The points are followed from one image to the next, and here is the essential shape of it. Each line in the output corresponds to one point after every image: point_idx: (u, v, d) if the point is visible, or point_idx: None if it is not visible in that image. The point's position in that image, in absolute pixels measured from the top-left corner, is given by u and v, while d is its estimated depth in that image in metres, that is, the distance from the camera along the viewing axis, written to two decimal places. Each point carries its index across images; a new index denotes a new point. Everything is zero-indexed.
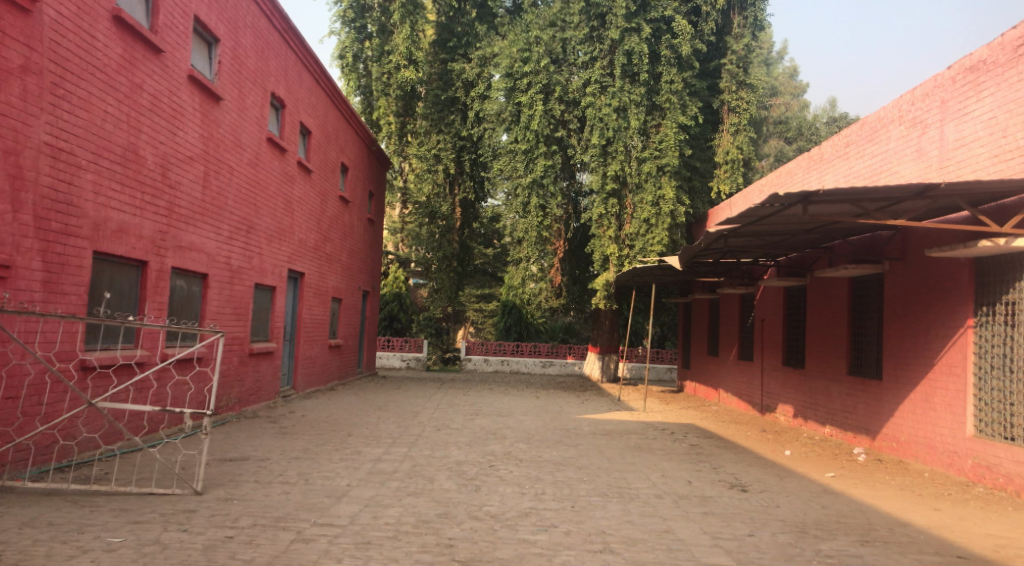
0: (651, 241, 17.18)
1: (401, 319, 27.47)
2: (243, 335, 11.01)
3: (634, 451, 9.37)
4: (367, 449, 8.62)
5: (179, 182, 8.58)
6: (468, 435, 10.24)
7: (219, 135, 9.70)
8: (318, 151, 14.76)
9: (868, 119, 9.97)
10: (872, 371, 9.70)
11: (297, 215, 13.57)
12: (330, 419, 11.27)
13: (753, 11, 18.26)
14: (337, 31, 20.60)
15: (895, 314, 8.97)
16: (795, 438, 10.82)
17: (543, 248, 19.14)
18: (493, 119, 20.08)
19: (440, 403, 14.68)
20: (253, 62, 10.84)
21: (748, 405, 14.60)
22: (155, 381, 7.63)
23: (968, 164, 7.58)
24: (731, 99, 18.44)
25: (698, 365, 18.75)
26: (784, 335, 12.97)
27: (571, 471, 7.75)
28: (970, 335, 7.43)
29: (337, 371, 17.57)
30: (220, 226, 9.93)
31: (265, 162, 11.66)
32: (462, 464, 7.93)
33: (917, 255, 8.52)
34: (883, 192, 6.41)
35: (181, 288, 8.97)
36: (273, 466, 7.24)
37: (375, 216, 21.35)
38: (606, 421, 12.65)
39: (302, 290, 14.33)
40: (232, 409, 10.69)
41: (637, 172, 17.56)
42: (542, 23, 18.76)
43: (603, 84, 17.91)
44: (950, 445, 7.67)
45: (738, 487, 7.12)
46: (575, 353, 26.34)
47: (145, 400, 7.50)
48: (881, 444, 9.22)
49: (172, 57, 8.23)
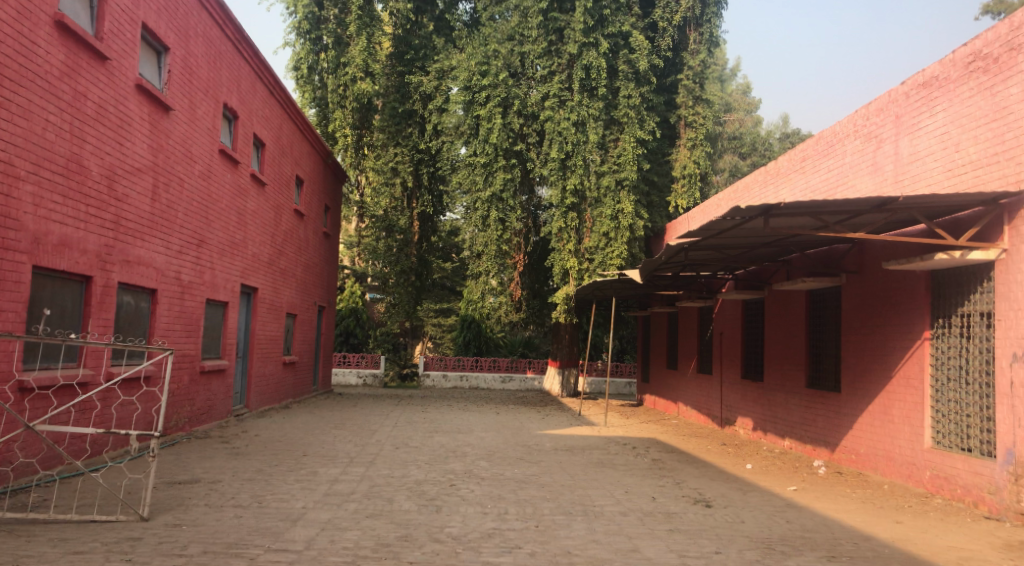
0: (611, 254, 17.26)
1: (358, 335, 27.04)
2: (194, 353, 10.61)
3: (596, 467, 9.29)
4: (323, 470, 8.34)
5: (126, 195, 8.24)
6: (428, 453, 10.03)
7: (169, 146, 9.38)
8: (272, 163, 14.43)
9: (824, 134, 10.19)
10: (830, 384, 9.83)
11: (250, 229, 13.21)
12: (284, 438, 10.92)
13: (708, 28, 18.65)
14: (292, 43, 20.40)
15: (853, 327, 9.10)
16: (755, 451, 10.89)
17: (503, 262, 19.06)
18: (451, 132, 20.02)
19: (399, 421, 14.40)
20: (205, 72, 10.54)
21: (707, 418, 14.69)
22: (100, 402, 7.25)
23: (922, 178, 7.75)
24: (688, 114, 18.75)
25: (658, 379, 18.84)
26: (742, 348, 13.10)
27: (534, 489, 7.61)
28: (926, 347, 7.57)
29: (292, 389, 17.13)
30: (170, 239, 9.58)
31: (217, 175, 11.33)
32: (422, 484, 7.73)
33: (872, 268, 8.68)
34: (843, 205, 6.49)
35: (128, 304, 8.59)
36: (224, 488, 6.93)
37: (331, 230, 20.99)
38: (567, 437, 12.56)
39: (255, 305, 13.93)
40: (182, 430, 10.28)
41: (596, 186, 17.68)
42: (500, 37, 18.75)
43: (561, 98, 18.04)
44: (909, 456, 7.78)
45: (701, 502, 7.08)
46: (534, 367, 26.27)
47: (87, 421, 7.10)
48: (840, 457, 9.33)
49: (119, 65, 7.92)
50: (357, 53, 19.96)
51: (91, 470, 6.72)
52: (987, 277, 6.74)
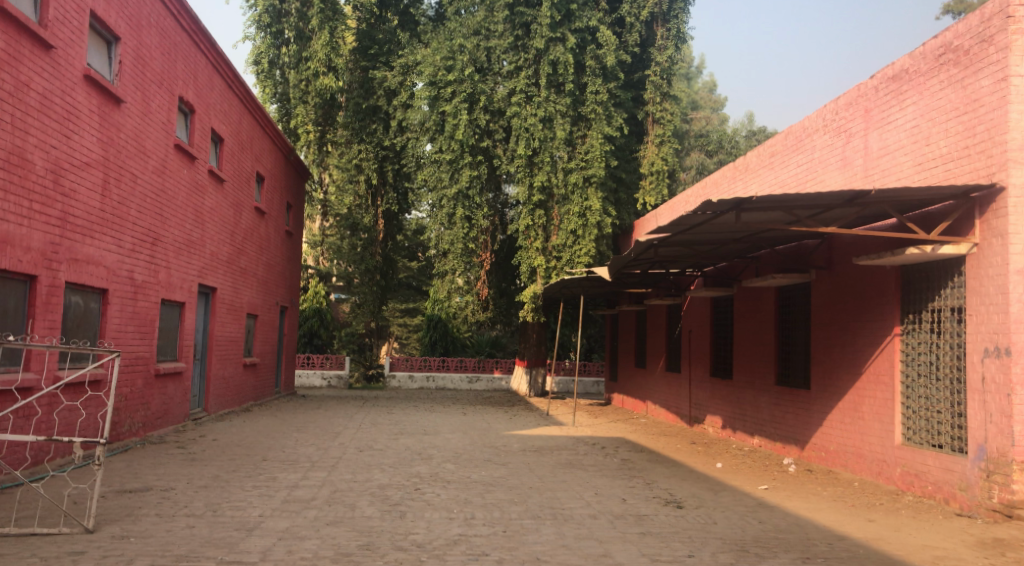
0: (579, 252, 17.15)
1: (322, 336, 26.54)
2: (149, 355, 10.19)
3: (566, 468, 9.12)
4: (283, 475, 8.02)
5: (74, 190, 7.82)
6: (392, 456, 9.76)
7: (121, 140, 8.96)
8: (231, 158, 13.99)
9: (793, 129, 10.20)
10: (800, 381, 9.82)
11: (207, 227, 12.77)
12: (244, 443, 10.55)
13: (676, 24, 18.64)
14: (252, 36, 19.88)
15: (823, 324, 9.10)
16: (724, 449, 10.84)
17: (469, 260, 18.82)
18: (416, 128, 19.72)
19: (363, 423, 14.08)
20: (159, 64, 10.12)
21: (676, 417, 14.66)
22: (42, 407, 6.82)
23: (892, 173, 7.77)
24: (655, 111, 18.75)
25: (625, 378, 18.80)
26: (711, 346, 13.07)
27: (502, 492, 7.41)
28: (896, 343, 7.56)
29: (253, 391, 16.68)
30: (122, 237, 9.15)
31: (173, 170, 10.90)
32: (386, 488, 7.46)
33: (842, 264, 8.68)
34: (817, 198, 6.41)
35: (77, 305, 8.16)
36: (177, 496, 6.58)
37: (293, 228, 20.47)
38: (535, 437, 12.38)
39: (214, 305, 13.49)
40: (135, 435, 9.85)
41: (564, 183, 17.56)
42: (465, 31, 18.41)
43: (528, 94, 17.89)
44: (879, 453, 7.77)
45: (672, 503, 6.94)
46: (501, 367, 26.11)
47: (28, 428, 6.67)
48: (810, 454, 9.31)
49: (65, 55, 7.50)
50: (320, 47, 19.41)
51: (31, 480, 6.30)
52: (958, 271, 6.73)
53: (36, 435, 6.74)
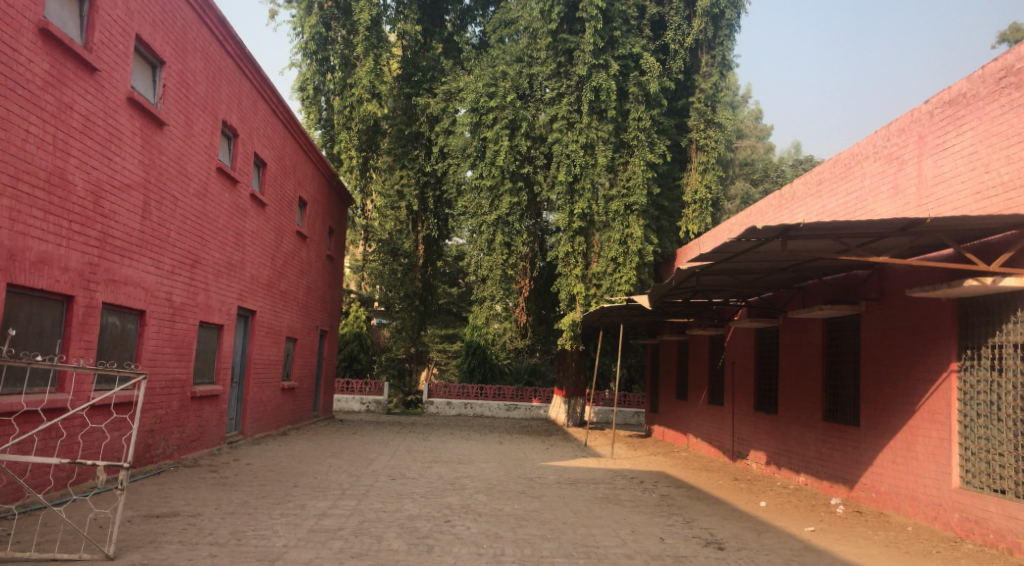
0: (619, 280, 16.94)
1: (362, 361, 26.62)
2: (186, 377, 10.24)
3: (601, 503, 8.79)
4: (312, 503, 7.89)
5: (114, 211, 7.93)
6: (425, 485, 9.56)
7: (162, 163, 9.09)
8: (274, 183, 14.18)
9: (842, 156, 9.85)
10: (848, 417, 9.33)
11: (248, 250, 12.90)
12: (276, 467, 10.48)
13: (721, 51, 18.43)
14: (299, 63, 20.29)
15: (874, 358, 8.65)
16: (769, 487, 10.34)
17: (508, 287, 18.68)
18: (458, 154, 19.83)
19: (398, 450, 13.91)
20: (202, 88, 10.30)
21: (718, 451, 14.15)
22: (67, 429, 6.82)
23: (948, 201, 7.38)
24: (699, 138, 18.44)
25: (667, 410, 18.31)
26: (755, 379, 12.62)
27: (534, 527, 7.12)
28: (953, 380, 7.10)
29: (291, 415, 16.72)
30: (161, 259, 9.26)
31: (215, 193, 11.05)
32: (415, 519, 7.26)
33: (894, 295, 8.25)
34: (866, 226, 6.09)
35: (114, 326, 8.22)
36: (203, 523, 6.48)
37: (334, 253, 20.66)
38: (572, 469, 12.05)
39: (253, 328, 13.57)
40: (169, 457, 9.87)
41: (605, 211, 17.37)
42: (508, 58, 18.66)
43: (570, 121, 17.87)
44: (935, 497, 7.27)
45: (713, 544, 6.57)
46: (540, 396, 25.75)
47: (52, 451, 6.66)
48: (860, 495, 8.81)
49: (108, 77, 7.65)
50: (364, 74, 19.67)
51: (53, 504, 6.28)
52: (1021, 305, 6.29)
53: (59, 457, 6.74)
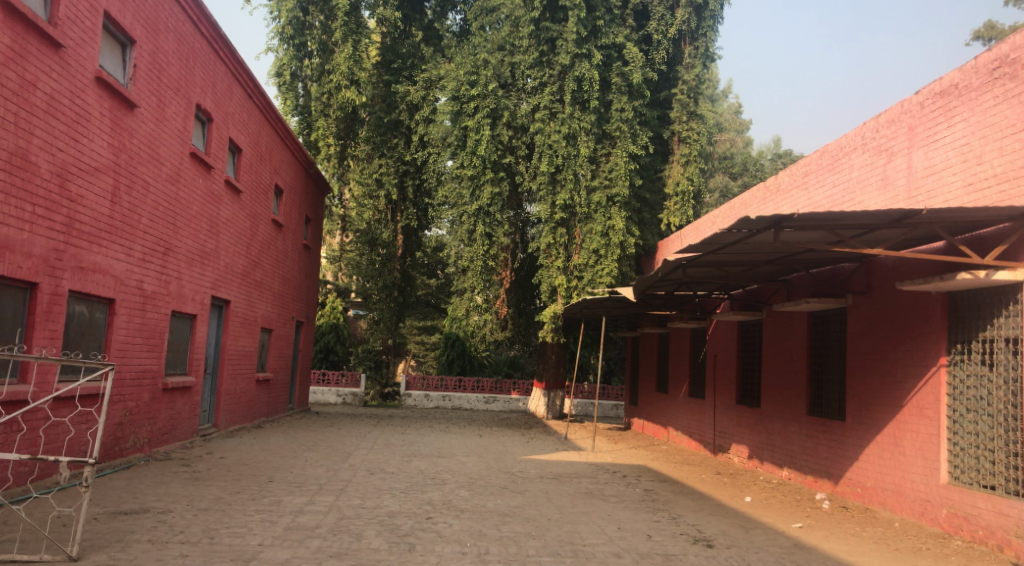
0: (600, 272, 16.74)
1: (338, 352, 26.26)
2: (157, 368, 9.90)
3: (586, 498, 8.65)
4: (288, 499, 7.64)
5: (82, 195, 7.57)
6: (405, 480, 9.34)
7: (133, 146, 8.73)
8: (249, 169, 13.79)
9: (829, 148, 9.77)
10: (833, 411, 9.27)
11: (222, 238, 12.52)
12: (251, 461, 10.18)
13: (704, 42, 18.30)
14: (275, 48, 19.82)
15: (860, 352, 8.59)
16: (753, 482, 10.26)
17: (489, 278, 18.47)
18: (438, 143, 19.55)
19: (376, 443, 13.66)
20: (176, 69, 9.92)
21: (699, 445, 14.09)
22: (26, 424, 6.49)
23: (939, 193, 7.30)
24: (681, 130, 18.35)
25: (647, 403, 18.25)
26: (737, 372, 12.55)
27: (519, 524, 6.95)
28: (942, 375, 7.04)
29: (265, 407, 16.37)
30: (132, 246, 8.90)
31: (188, 179, 10.68)
32: (395, 517, 7.04)
33: (882, 289, 8.18)
34: (861, 217, 5.97)
35: (81, 315, 7.88)
36: (174, 520, 6.20)
37: (311, 243, 20.27)
38: (554, 463, 11.90)
39: (228, 318, 13.22)
40: (140, 451, 9.54)
41: (587, 202, 17.21)
42: (489, 47, 18.42)
43: (552, 111, 17.64)
44: (923, 493, 7.21)
45: (702, 542, 6.43)
46: (519, 388, 25.59)
47: (12, 445, 6.34)
48: (845, 490, 8.76)
49: (75, 55, 7.28)
50: (342, 60, 19.28)
51: (11, 501, 5.96)
52: (1014, 299, 6.22)
53: (18, 453, 6.41)
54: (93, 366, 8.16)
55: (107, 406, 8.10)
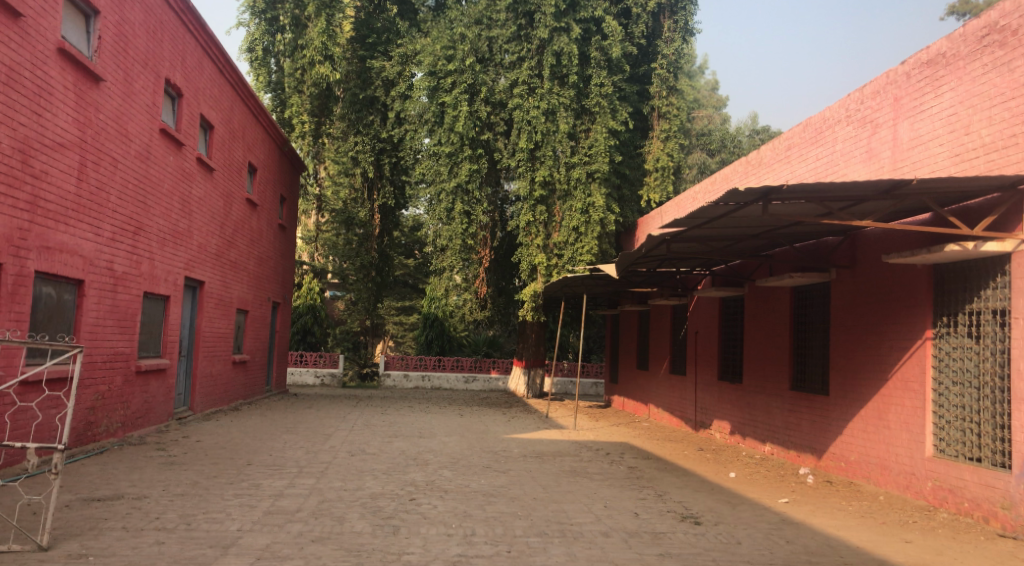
0: (580, 250, 16.65)
1: (315, 333, 25.96)
2: (130, 350, 9.62)
3: (570, 476, 8.59)
4: (268, 482, 7.47)
5: (46, 171, 7.25)
6: (387, 461, 9.22)
7: (99, 122, 8.38)
8: (221, 147, 13.41)
9: (812, 121, 9.70)
10: (817, 386, 9.28)
11: (195, 217, 12.18)
12: (228, 445, 9.99)
13: (683, 16, 18.11)
14: (246, 22, 19.34)
15: (844, 326, 8.60)
16: (735, 457, 10.30)
17: (467, 257, 18.27)
18: (415, 120, 19.20)
19: (356, 424, 13.51)
20: (143, 42, 9.53)
21: (680, 421, 14.12)
22: None
23: (925, 163, 7.26)
24: (661, 105, 18.23)
25: (627, 380, 18.29)
26: (719, 348, 12.56)
27: (504, 504, 6.86)
28: (928, 348, 7.04)
29: (242, 390, 16.12)
30: (101, 225, 8.58)
31: (159, 156, 10.32)
32: (378, 498, 6.91)
33: (866, 263, 8.16)
34: (850, 189, 5.89)
35: (49, 297, 7.58)
36: (149, 506, 6.01)
37: (287, 222, 19.91)
38: (536, 441, 11.84)
39: (202, 299, 12.91)
40: (114, 435, 9.29)
41: (566, 178, 17.07)
42: (466, 21, 17.89)
43: (531, 86, 17.40)
44: (907, 466, 7.24)
45: (689, 519, 6.39)
46: (498, 368, 25.53)
47: None
48: (828, 464, 8.80)
49: (36, 24, 6.92)
50: (316, 35, 18.86)
51: None
52: (1001, 271, 6.21)
53: None
54: (60, 349, 7.87)
55: (76, 390, 7.82)
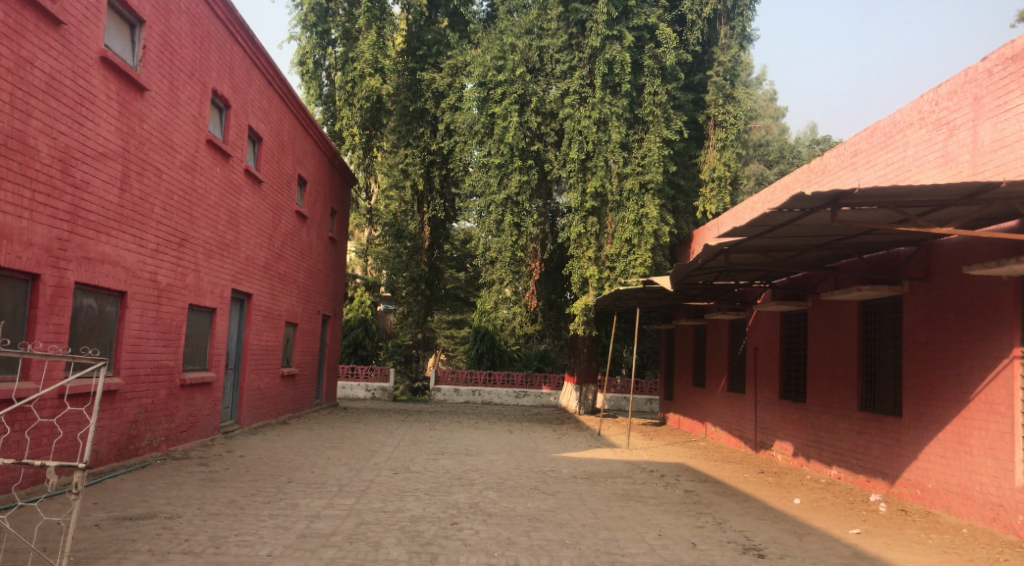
0: (634, 262, 16.13)
1: (367, 347, 25.92)
2: (175, 363, 9.56)
3: (622, 500, 8.07)
4: (305, 502, 7.20)
5: (88, 181, 7.19)
6: (430, 480, 8.86)
7: (143, 132, 8.33)
8: (270, 159, 13.39)
9: (881, 124, 9.02)
10: (888, 407, 8.55)
11: (242, 230, 12.13)
12: (271, 460, 9.81)
13: (741, 21, 17.41)
14: (298, 36, 19.40)
15: (918, 343, 7.88)
16: (800, 481, 9.59)
17: (517, 270, 17.90)
18: (465, 132, 18.97)
19: (402, 440, 13.24)
20: (189, 52, 9.51)
21: (739, 441, 13.40)
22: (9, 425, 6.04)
23: (1010, 166, 6.55)
24: (717, 114, 17.56)
25: (683, 397, 17.57)
26: (780, 365, 11.85)
27: (551, 531, 6.41)
28: (1016, 367, 6.32)
29: (291, 403, 16.05)
30: (145, 236, 8.52)
31: (205, 167, 10.30)
32: (417, 522, 6.55)
33: (943, 273, 7.46)
34: (931, 193, 5.29)
35: (90, 308, 7.52)
36: (179, 527, 5.79)
37: (337, 235, 19.97)
38: (586, 461, 11.31)
39: (250, 312, 12.87)
40: (157, 450, 9.21)
41: (619, 190, 16.57)
42: (517, 31, 17.65)
43: (582, 95, 16.96)
44: (995, 497, 6.49)
45: (752, 551, 5.82)
46: (550, 383, 25.06)
47: None
48: (902, 491, 8.06)
49: (78, 33, 6.88)
50: (367, 47, 18.85)
51: None
52: None
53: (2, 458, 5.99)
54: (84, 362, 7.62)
55: (99, 406, 7.53)
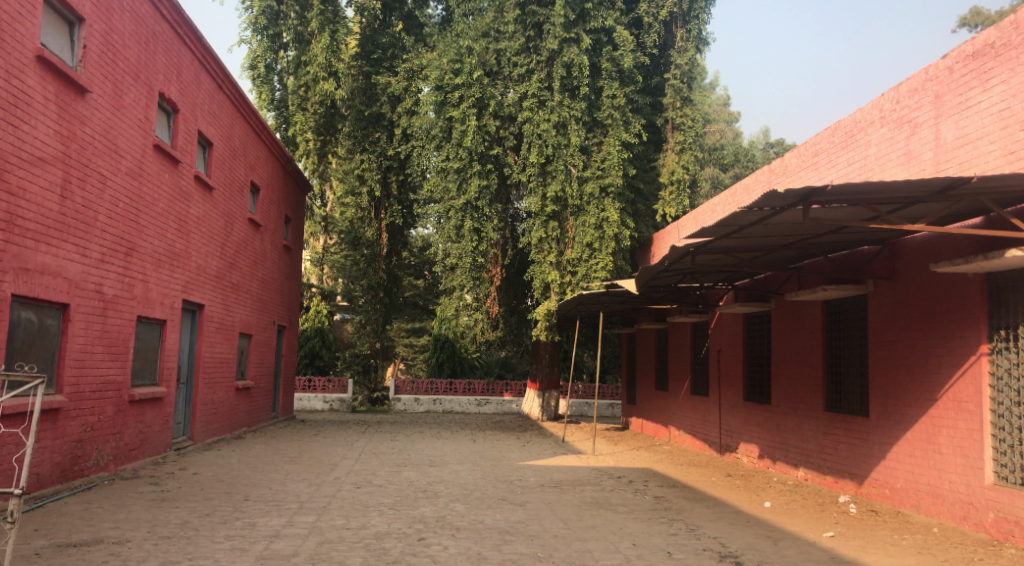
0: (595, 266, 16.05)
1: (324, 357, 25.38)
2: (122, 378, 9.09)
3: (592, 508, 7.93)
4: (264, 521, 6.86)
5: (24, 186, 6.76)
6: (395, 494, 8.57)
7: (85, 136, 7.90)
8: (220, 165, 12.92)
9: (842, 124, 9.11)
10: (854, 407, 8.59)
11: (193, 238, 11.67)
12: (228, 478, 9.40)
13: (697, 25, 17.55)
14: (247, 39, 18.82)
15: (884, 342, 7.94)
16: (768, 484, 9.58)
17: (478, 276, 17.69)
18: (423, 136, 18.74)
19: (363, 453, 12.88)
20: (134, 52, 9.09)
21: (704, 444, 13.41)
22: None
23: (973, 162, 6.63)
24: (675, 117, 17.70)
25: (646, 401, 17.57)
26: (744, 367, 11.89)
27: (522, 544, 6.21)
28: (983, 364, 6.38)
29: (246, 417, 15.52)
30: (88, 245, 8.08)
31: (152, 173, 9.85)
32: (382, 539, 6.28)
33: (908, 272, 7.52)
34: (901, 190, 5.28)
35: (28, 322, 7.06)
36: (129, 553, 5.41)
37: (292, 243, 19.48)
38: (553, 469, 11.14)
39: (202, 323, 12.38)
40: (105, 470, 8.72)
41: (579, 193, 16.53)
42: (473, 34, 17.40)
43: (541, 99, 16.95)
44: (965, 495, 6.52)
45: (729, 559, 5.71)
46: (512, 390, 24.91)
47: None
48: (871, 491, 8.08)
49: (11, 30, 6.47)
50: (320, 50, 18.50)
51: None
52: None
53: None
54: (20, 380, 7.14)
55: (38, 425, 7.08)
